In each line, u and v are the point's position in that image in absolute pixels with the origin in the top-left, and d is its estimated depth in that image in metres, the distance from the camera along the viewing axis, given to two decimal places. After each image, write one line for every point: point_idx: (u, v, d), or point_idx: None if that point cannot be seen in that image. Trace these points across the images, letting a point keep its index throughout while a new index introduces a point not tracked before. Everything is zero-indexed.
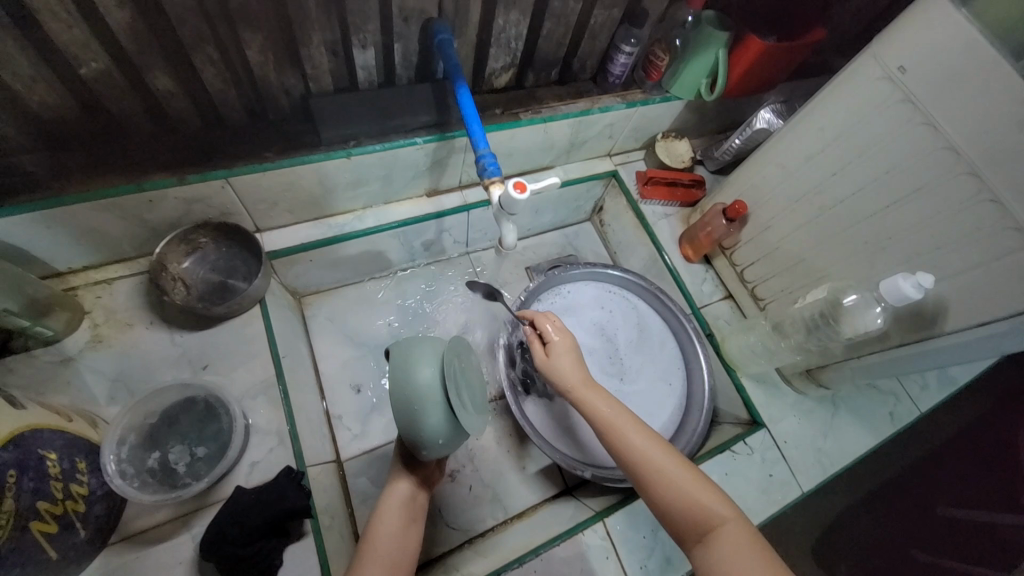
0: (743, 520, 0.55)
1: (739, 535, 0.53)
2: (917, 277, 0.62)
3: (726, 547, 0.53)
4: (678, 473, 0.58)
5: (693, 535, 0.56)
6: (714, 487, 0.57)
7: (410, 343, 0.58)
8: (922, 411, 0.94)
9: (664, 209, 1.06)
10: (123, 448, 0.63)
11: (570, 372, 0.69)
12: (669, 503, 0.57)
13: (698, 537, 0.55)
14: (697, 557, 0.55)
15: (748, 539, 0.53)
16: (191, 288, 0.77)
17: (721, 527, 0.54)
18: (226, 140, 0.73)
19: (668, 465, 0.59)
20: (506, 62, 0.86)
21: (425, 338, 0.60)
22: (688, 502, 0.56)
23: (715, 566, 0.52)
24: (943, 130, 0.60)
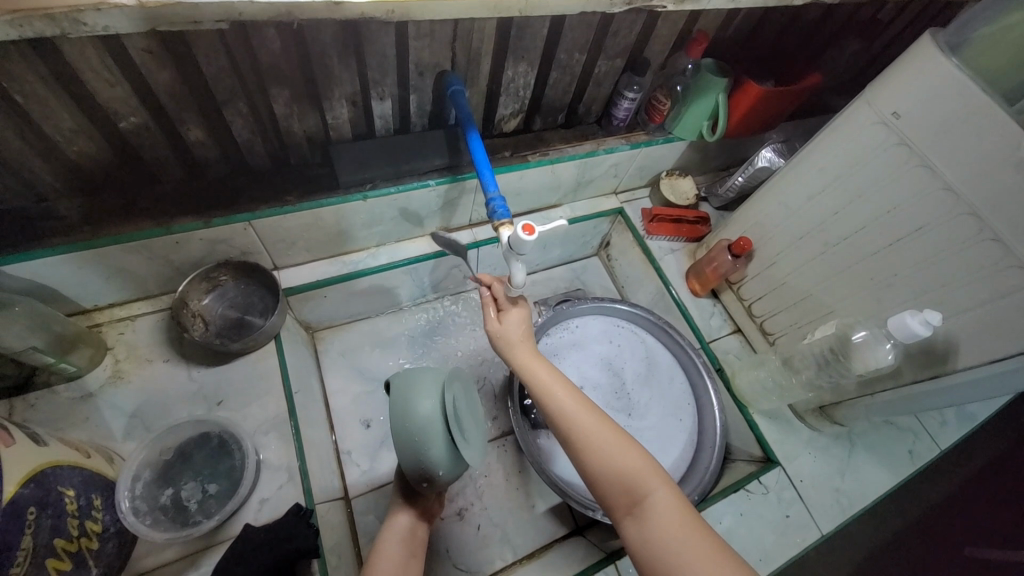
0: (674, 490, 0.56)
1: (671, 504, 0.54)
2: (924, 314, 0.62)
3: (657, 516, 0.53)
4: (614, 443, 0.58)
5: (622, 506, 0.56)
6: (647, 457, 0.58)
7: (410, 376, 0.59)
8: (943, 449, 0.91)
9: (669, 245, 1.08)
10: (138, 484, 0.64)
11: (517, 347, 0.68)
12: (602, 473, 0.57)
13: (630, 508, 0.56)
14: (626, 529, 0.55)
15: (676, 509, 0.54)
16: (210, 324, 0.80)
17: (649, 497, 0.55)
18: (250, 184, 0.77)
19: (607, 440, 0.59)
20: (515, 109, 0.90)
21: (426, 369, 0.61)
22: (618, 472, 0.57)
23: (644, 538, 0.53)
24: (939, 171, 0.61)
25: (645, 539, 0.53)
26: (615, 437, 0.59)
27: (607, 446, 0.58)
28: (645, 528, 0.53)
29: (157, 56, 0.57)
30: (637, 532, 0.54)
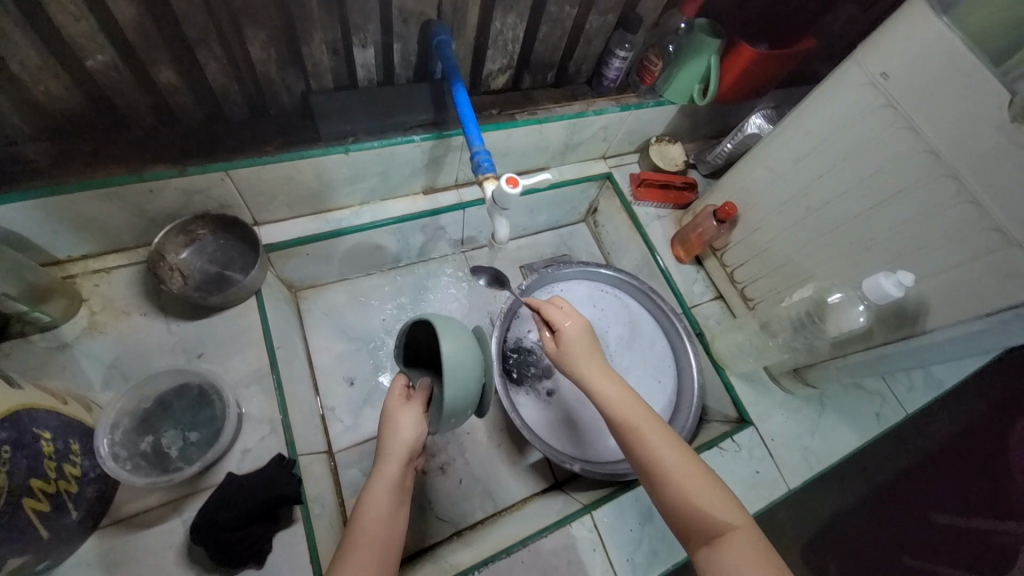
0: (753, 528, 0.56)
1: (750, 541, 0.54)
2: (897, 276, 0.63)
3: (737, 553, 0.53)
4: (691, 474, 0.59)
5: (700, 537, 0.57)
6: (726, 492, 0.59)
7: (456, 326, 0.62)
8: (908, 412, 0.95)
9: (656, 211, 1.08)
10: (117, 431, 0.65)
11: (585, 367, 0.68)
12: (681, 502, 0.58)
13: (706, 539, 0.56)
14: (702, 559, 0.56)
15: (752, 540, 0.54)
16: (188, 278, 0.78)
17: (729, 532, 0.55)
18: (227, 134, 0.74)
19: (687, 469, 0.60)
20: (503, 64, 0.88)
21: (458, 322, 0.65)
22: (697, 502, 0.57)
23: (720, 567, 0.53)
24: (922, 133, 0.62)
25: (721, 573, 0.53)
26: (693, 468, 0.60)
27: (685, 476, 0.59)
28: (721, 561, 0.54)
29: None
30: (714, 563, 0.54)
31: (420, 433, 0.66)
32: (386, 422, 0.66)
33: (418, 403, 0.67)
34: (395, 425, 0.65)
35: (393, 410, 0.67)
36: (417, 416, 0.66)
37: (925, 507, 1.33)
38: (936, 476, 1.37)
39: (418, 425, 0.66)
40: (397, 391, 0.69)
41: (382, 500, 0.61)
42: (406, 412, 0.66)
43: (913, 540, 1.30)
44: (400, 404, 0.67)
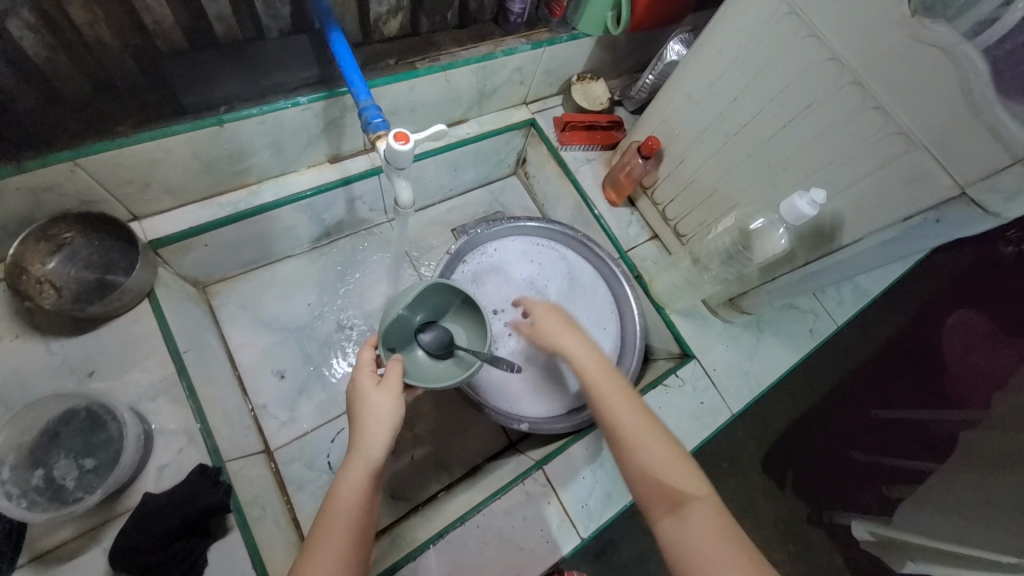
0: (716, 501, 0.55)
1: (714, 515, 0.52)
2: (810, 194, 0.62)
3: (702, 525, 0.52)
4: (660, 445, 0.58)
5: (663, 508, 0.54)
6: (691, 463, 0.57)
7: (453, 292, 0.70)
8: (839, 323, 0.99)
9: (585, 154, 1.04)
10: (2, 470, 0.58)
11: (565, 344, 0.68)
12: (647, 474, 0.56)
13: (669, 509, 0.54)
14: (663, 532, 0.53)
15: (719, 520, 0.52)
16: (64, 290, 0.70)
17: (693, 502, 0.54)
18: (70, 117, 0.63)
19: (657, 441, 0.58)
20: (392, 6, 0.78)
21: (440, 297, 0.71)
22: (665, 472, 0.56)
23: (682, 540, 0.52)
24: (826, 39, 0.59)
25: (684, 546, 0.51)
26: (666, 443, 0.58)
27: (654, 448, 0.57)
28: (684, 532, 0.52)
29: None
30: (676, 535, 0.52)
31: (400, 412, 0.57)
32: (358, 403, 0.57)
33: (393, 379, 0.58)
34: (368, 406, 0.56)
35: (363, 390, 0.57)
36: (392, 396, 0.57)
37: (870, 403, 1.42)
38: (877, 376, 1.46)
39: (395, 406, 0.57)
40: (366, 368, 0.60)
41: (353, 494, 0.52)
42: (376, 392, 0.57)
43: (860, 433, 1.38)
44: (370, 383, 0.58)
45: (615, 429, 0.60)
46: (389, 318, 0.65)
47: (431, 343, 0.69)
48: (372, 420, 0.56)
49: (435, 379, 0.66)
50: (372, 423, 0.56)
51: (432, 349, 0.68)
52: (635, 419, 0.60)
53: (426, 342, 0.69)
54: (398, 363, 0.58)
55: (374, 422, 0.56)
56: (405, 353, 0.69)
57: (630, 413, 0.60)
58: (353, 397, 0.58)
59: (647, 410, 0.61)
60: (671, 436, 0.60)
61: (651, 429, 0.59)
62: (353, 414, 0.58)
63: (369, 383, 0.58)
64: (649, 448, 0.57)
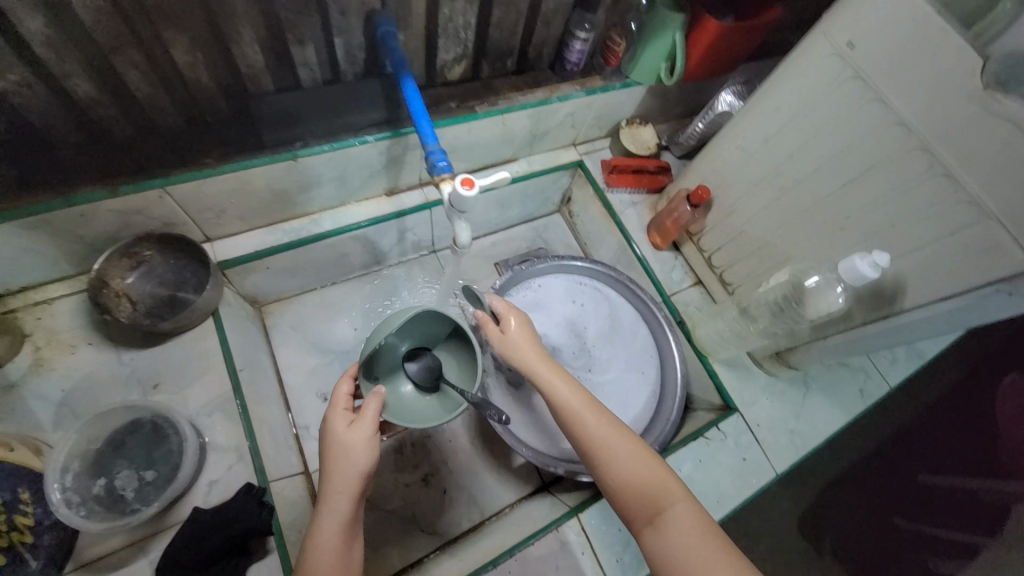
0: (692, 502, 0.58)
1: (692, 520, 0.55)
2: (873, 257, 0.61)
3: (682, 533, 0.55)
4: (634, 457, 0.60)
5: (643, 520, 0.57)
6: (665, 470, 0.60)
7: (434, 320, 0.65)
8: (892, 385, 0.95)
9: (630, 197, 1.05)
10: (66, 476, 0.61)
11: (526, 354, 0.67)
12: (626, 488, 0.58)
13: (649, 518, 0.57)
14: (646, 541, 0.56)
15: (700, 522, 0.56)
16: (138, 304, 0.74)
17: (671, 511, 0.56)
18: (162, 148, 0.69)
19: (631, 453, 0.60)
20: (458, 53, 0.83)
21: (423, 323, 0.66)
22: (643, 484, 0.58)
23: (669, 549, 0.54)
24: (893, 105, 0.59)
25: (667, 554, 0.54)
26: (640, 452, 0.60)
27: (628, 462, 0.59)
28: (665, 541, 0.55)
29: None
30: (659, 546, 0.55)
31: (375, 453, 0.56)
32: (329, 444, 0.56)
33: (368, 419, 0.56)
34: (341, 447, 0.56)
35: (334, 431, 0.56)
36: (366, 437, 0.56)
37: (919, 467, 1.31)
38: (931, 437, 1.34)
39: (370, 446, 0.56)
40: (341, 406, 0.59)
41: (333, 536, 0.53)
42: (349, 433, 0.56)
43: (907, 501, 1.28)
44: (342, 424, 0.57)
45: (589, 445, 0.61)
46: (369, 349, 0.60)
47: (420, 374, 0.66)
48: (345, 462, 0.55)
49: (421, 418, 0.62)
50: (345, 465, 0.55)
51: (419, 381, 0.66)
52: (608, 432, 0.61)
53: (414, 373, 0.66)
54: (376, 399, 0.56)
55: (349, 463, 0.55)
56: (391, 386, 0.66)
57: (602, 427, 0.61)
58: (325, 436, 0.57)
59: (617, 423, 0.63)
60: (644, 444, 0.62)
61: (624, 442, 0.61)
62: (326, 454, 0.57)
63: (342, 423, 0.57)
64: (624, 463, 0.59)
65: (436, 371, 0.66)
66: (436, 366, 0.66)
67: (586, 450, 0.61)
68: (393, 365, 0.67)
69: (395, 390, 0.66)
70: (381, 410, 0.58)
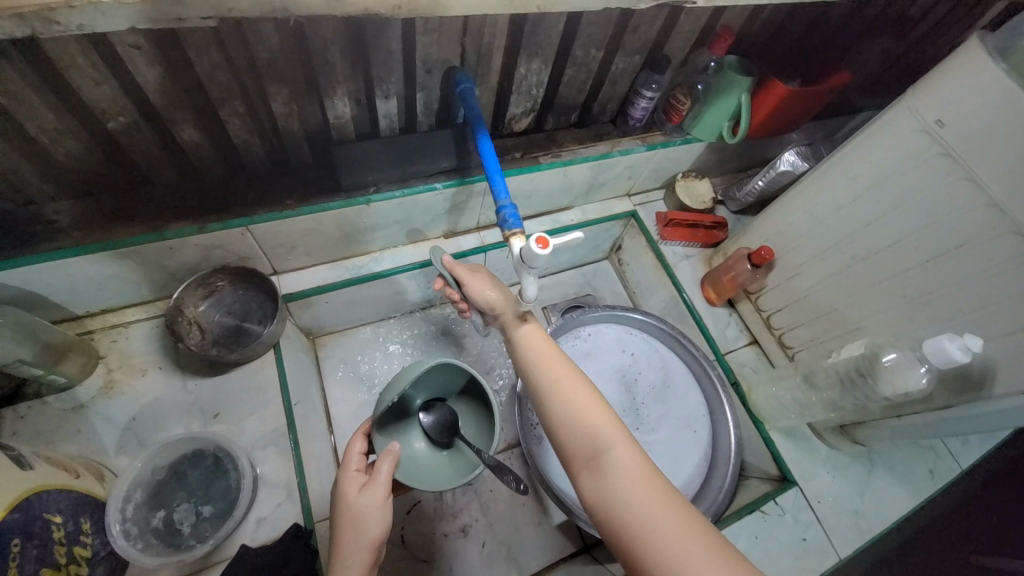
0: (635, 444, 0.54)
1: (631, 462, 0.52)
2: (964, 340, 0.58)
3: (619, 474, 0.51)
4: (577, 397, 0.58)
5: (582, 462, 0.54)
6: (610, 412, 0.57)
7: (449, 372, 0.67)
8: (964, 469, 0.88)
9: (684, 250, 1.04)
10: (128, 506, 0.62)
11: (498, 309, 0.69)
12: (568, 429, 0.56)
13: (587, 462, 0.54)
14: (584, 483, 0.54)
15: (640, 468, 0.52)
16: (207, 332, 0.77)
17: (610, 452, 0.53)
18: (247, 187, 0.73)
19: (575, 394, 0.58)
20: (527, 107, 0.85)
21: (436, 374, 0.68)
22: (584, 425, 0.55)
23: (604, 491, 0.51)
24: (985, 186, 0.57)
25: (600, 496, 0.51)
26: (586, 394, 0.58)
27: (572, 404, 0.57)
28: (601, 481, 0.52)
29: (146, 52, 0.53)
30: (593, 487, 0.52)
31: (387, 518, 0.56)
32: (339, 511, 0.56)
33: (380, 481, 0.56)
34: (351, 513, 0.55)
35: (346, 496, 0.56)
36: (377, 500, 0.55)
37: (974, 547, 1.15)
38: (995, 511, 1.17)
39: (382, 511, 0.55)
40: (352, 467, 0.59)
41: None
42: (359, 496, 0.56)
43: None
44: (354, 487, 0.57)
45: (539, 389, 0.61)
46: (381, 405, 0.61)
47: (433, 428, 0.68)
48: (358, 529, 0.54)
49: (434, 479, 0.63)
50: (355, 532, 0.54)
51: (433, 435, 0.67)
52: (556, 375, 0.60)
53: (428, 427, 0.68)
54: (389, 457, 0.56)
55: (360, 530, 0.54)
56: (405, 442, 0.67)
57: (552, 372, 0.61)
58: (337, 501, 0.57)
59: (572, 370, 0.61)
60: (594, 389, 0.59)
61: (572, 385, 0.59)
62: (337, 521, 0.56)
63: (354, 486, 0.57)
64: (567, 405, 0.57)
65: (450, 425, 0.68)
66: (450, 420, 0.68)
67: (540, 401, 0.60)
68: (406, 419, 0.69)
69: (408, 446, 0.66)
70: (394, 469, 0.58)
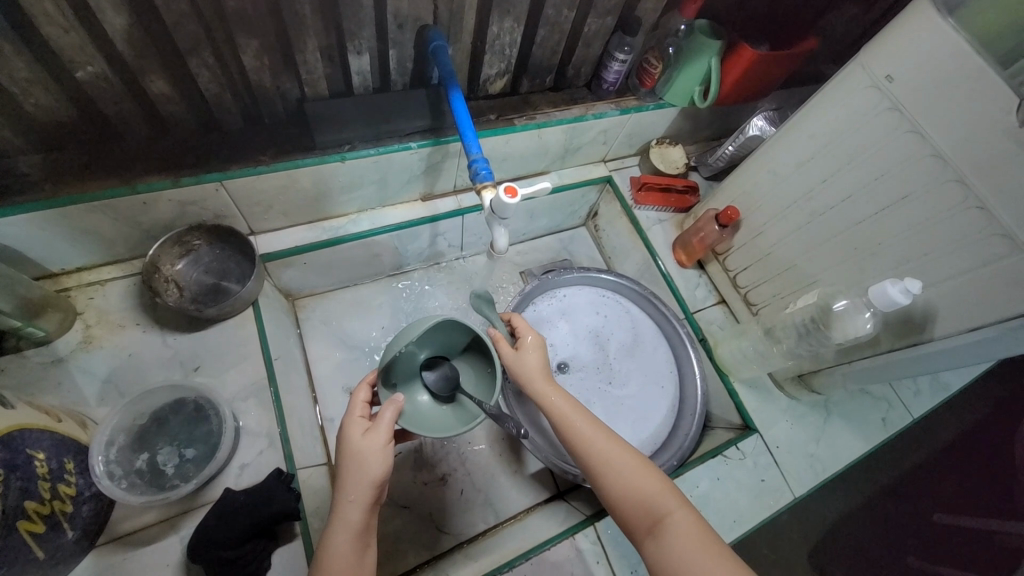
0: (692, 508, 0.56)
1: (691, 525, 0.54)
2: (905, 283, 0.63)
3: (681, 539, 0.53)
4: (627, 462, 0.59)
5: (642, 528, 0.56)
6: (660, 475, 0.59)
7: (450, 327, 0.65)
8: (915, 418, 0.94)
9: (657, 215, 1.07)
10: (112, 449, 0.64)
11: (533, 370, 0.69)
12: (623, 498, 0.58)
13: (649, 529, 0.55)
14: (648, 553, 0.55)
15: (697, 529, 0.54)
16: (185, 290, 0.78)
17: (669, 518, 0.55)
18: (221, 144, 0.73)
19: (622, 458, 0.60)
20: (501, 69, 0.86)
21: (438, 330, 0.65)
22: (639, 491, 0.57)
23: (666, 558, 0.53)
24: (930, 137, 0.60)
25: (668, 567, 0.52)
26: (636, 462, 0.60)
27: (626, 471, 0.59)
28: (665, 549, 0.53)
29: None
30: (660, 556, 0.53)
31: (389, 460, 0.57)
32: (344, 454, 0.57)
33: (383, 428, 0.57)
34: (355, 455, 0.56)
35: (349, 438, 0.57)
36: (379, 444, 0.56)
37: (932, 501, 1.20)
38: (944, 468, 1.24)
39: (386, 454, 0.56)
40: (357, 414, 0.59)
41: (346, 545, 0.53)
42: (364, 441, 0.56)
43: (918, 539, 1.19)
44: (357, 431, 0.57)
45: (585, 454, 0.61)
46: (388, 357, 0.61)
47: (436, 383, 0.66)
48: (359, 470, 0.55)
49: (436, 427, 0.61)
50: (359, 473, 0.55)
51: (436, 390, 0.66)
52: (601, 442, 0.61)
53: (432, 381, 0.67)
54: (392, 406, 0.57)
55: (362, 471, 0.55)
56: (408, 393, 0.66)
57: (596, 438, 0.62)
58: (341, 445, 0.58)
59: (618, 438, 0.62)
60: (637, 452, 0.62)
61: (616, 450, 0.61)
62: (341, 463, 0.57)
63: (358, 431, 0.57)
64: (619, 471, 0.59)
65: (453, 380, 0.67)
66: (453, 376, 0.67)
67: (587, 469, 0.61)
68: (411, 372, 0.67)
69: (411, 399, 0.66)
70: (397, 418, 0.59)
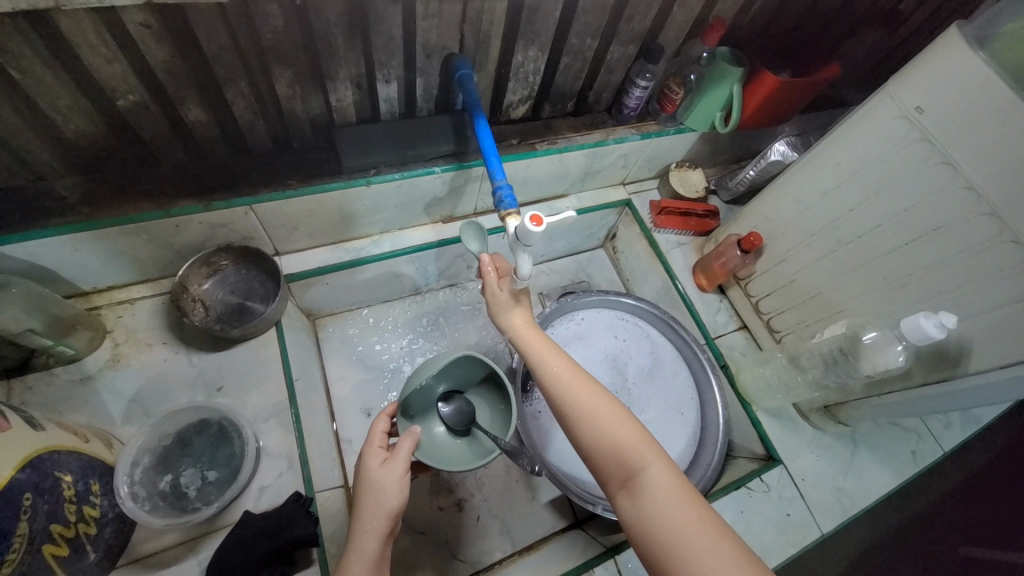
0: (671, 465, 0.54)
1: (670, 483, 0.52)
2: (939, 317, 0.61)
3: (658, 496, 0.51)
4: (609, 417, 0.57)
5: (618, 482, 0.54)
6: (642, 430, 0.56)
7: (466, 361, 0.65)
8: (946, 451, 0.91)
9: (677, 238, 1.06)
10: (136, 470, 0.65)
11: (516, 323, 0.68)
12: (599, 450, 0.56)
13: (623, 482, 0.54)
14: (621, 504, 0.53)
15: (674, 484, 0.52)
16: (210, 310, 0.79)
17: (645, 473, 0.53)
18: (250, 168, 0.75)
19: (602, 411, 0.57)
20: (524, 95, 0.87)
21: (455, 363, 0.65)
22: (616, 444, 0.55)
23: (637, 509, 0.51)
24: (962, 169, 0.60)
25: (639, 519, 0.51)
26: (616, 414, 0.57)
27: (603, 423, 0.56)
28: (640, 504, 0.51)
29: (155, 30, 0.54)
30: (635, 511, 0.52)
31: (406, 493, 0.56)
32: (360, 484, 0.56)
33: (399, 459, 0.57)
34: (371, 485, 0.56)
35: (366, 468, 0.57)
36: (396, 476, 0.56)
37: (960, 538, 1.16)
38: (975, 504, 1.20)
39: (402, 486, 0.56)
40: (376, 443, 0.59)
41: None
42: (381, 471, 0.56)
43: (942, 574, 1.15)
44: (375, 461, 0.57)
45: (566, 407, 0.59)
46: (410, 388, 0.63)
47: (451, 417, 0.66)
48: (376, 501, 0.55)
49: (451, 462, 0.62)
50: (375, 505, 0.55)
51: (451, 424, 0.66)
52: (580, 394, 0.59)
53: (447, 415, 0.66)
54: (410, 437, 0.57)
55: (379, 502, 0.55)
56: (425, 426, 0.67)
57: (578, 392, 0.59)
58: (358, 474, 0.58)
59: (600, 390, 0.60)
60: (621, 406, 0.59)
61: (599, 404, 0.58)
62: (358, 492, 0.56)
63: (375, 461, 0.57)
64: (600, 426, 0.56)
65: (468, 415, 0.66)
66: (469, 411, 0.67)
67: (566, 420, 0.59)
68: (428, 405, 0.68)
69: (428, 431, 0.66)
70: (414, 450, 0.58)
